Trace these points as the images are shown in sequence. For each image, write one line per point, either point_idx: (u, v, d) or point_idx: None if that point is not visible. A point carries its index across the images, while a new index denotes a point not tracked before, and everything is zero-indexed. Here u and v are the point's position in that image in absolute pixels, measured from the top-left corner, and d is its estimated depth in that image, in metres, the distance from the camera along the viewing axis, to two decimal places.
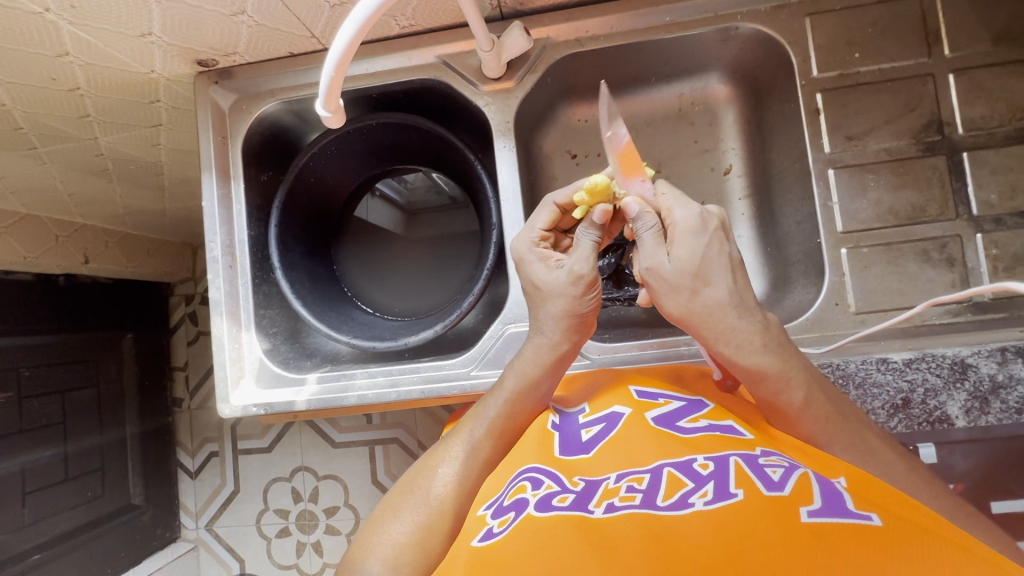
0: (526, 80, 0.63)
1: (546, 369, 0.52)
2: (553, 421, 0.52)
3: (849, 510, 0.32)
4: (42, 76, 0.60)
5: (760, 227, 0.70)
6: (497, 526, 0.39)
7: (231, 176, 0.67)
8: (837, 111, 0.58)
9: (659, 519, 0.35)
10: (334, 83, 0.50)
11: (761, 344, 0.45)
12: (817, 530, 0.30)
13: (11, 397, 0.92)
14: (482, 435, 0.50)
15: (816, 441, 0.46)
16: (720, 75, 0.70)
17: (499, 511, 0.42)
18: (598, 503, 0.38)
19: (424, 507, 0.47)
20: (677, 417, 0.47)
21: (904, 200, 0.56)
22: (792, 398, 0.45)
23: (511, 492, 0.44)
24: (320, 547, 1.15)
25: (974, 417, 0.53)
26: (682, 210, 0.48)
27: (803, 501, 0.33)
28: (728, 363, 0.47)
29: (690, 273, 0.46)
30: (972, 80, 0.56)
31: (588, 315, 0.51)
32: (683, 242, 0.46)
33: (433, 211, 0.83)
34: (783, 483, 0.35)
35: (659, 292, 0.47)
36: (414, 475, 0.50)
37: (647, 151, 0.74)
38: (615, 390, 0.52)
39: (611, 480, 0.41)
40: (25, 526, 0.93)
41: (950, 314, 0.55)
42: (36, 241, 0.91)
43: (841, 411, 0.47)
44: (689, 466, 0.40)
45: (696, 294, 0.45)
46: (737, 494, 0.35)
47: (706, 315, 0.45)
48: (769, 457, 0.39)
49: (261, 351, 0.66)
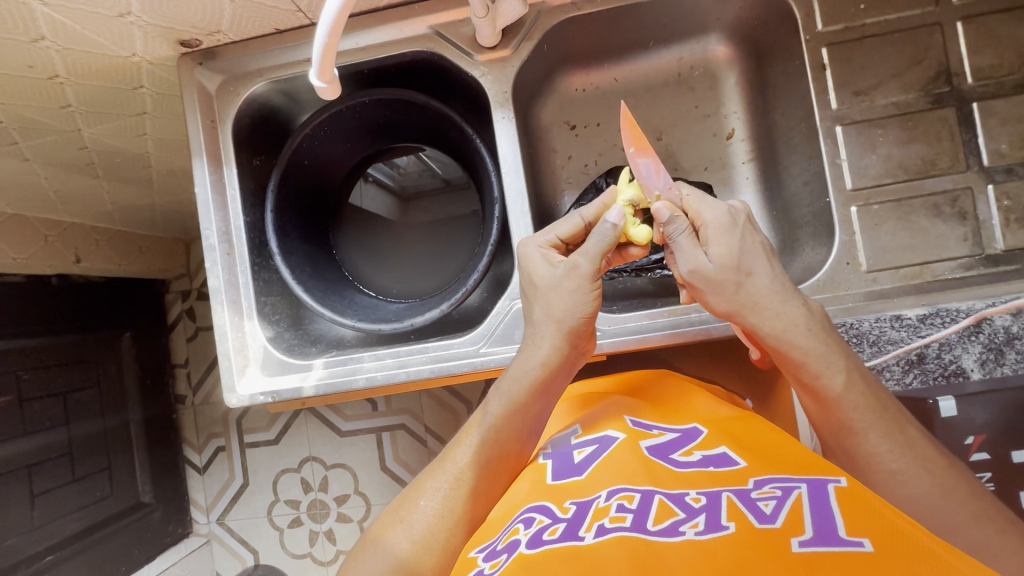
0: (522, 48, 0.61)
1: (531, 392, 0.51)
2: (547, 452, 0.50)
3: (840, 537, 0.32)
4: (19, 64, 0.58)
5: (766, 190, 0.69)
6: (488, 569, 0.36)
7: (223, 161, 0.65)
8: (843, 65, 0.56)
9: (648, 544, 0.34)
10: (326, 52, 0.48)
11: (804, 328, 0.48)
12: (809, 561, 0.30)
13: (12, 402, 0.91)
14: (465, 461, 0.49)
15: (853, 428, 0.47)
16: (720, 36, 0.68)
17: (491, 554, 0.38)
18: (589, 528, 0.37)
19: (410, 537, 0.46)
20: (670, 449, 0.45)
21: (914, 154, 0.55)
22: (831, 379, 0.47)
23: (504, 536, 0.40)
24: (333, 535, 1.15)
25: (990, 368, 0.53)
26: (712, 210, 0.50)
27: (795, 530, 0.33)
28: (777, 351, 0.49)
29: (733, 267, 0.48)
30: (981, 28, 0.54)
31: (583, 327, 0.51)
32: (719, 240, 0.49)
33: (425, 195, 0.80)
34: (775, 514, 0.34)
35: (705, 291, 0.50)
36: (396, 505, 0.50)
37: (647, 119, 0.72)
38: (609, 416, 0.51)
39: (602, 499, 0.40)
40: (35, 528, 0.93)
41: (962, 269, 0.54)
42: (25, 241, 0.89)
43: (855, 384, 0.47)
44: (682, 498, 0.38)
45: (741, 288, 0.48)
46: (728, 527, 0.34)
47: (756, 304, 0.48)
48: (761, 489, 0.37)
49: (264, 340, 0.65)
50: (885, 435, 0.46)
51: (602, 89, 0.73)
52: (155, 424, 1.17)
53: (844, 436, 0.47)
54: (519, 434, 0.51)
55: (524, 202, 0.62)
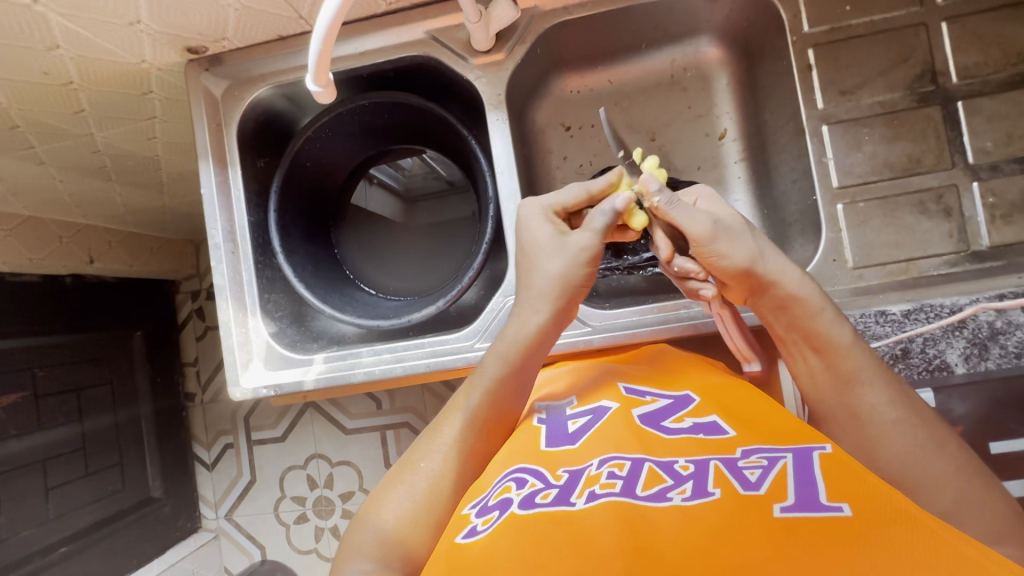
0: (515, 51, 0.63)
1: (525, 352, 0.52)
2: (540, 416, 0.51)
3: (821, 503, 0.33)
4: (35, 71, 0.61)
5: (758, 189, 0.70)
6: (480, 525, 0.38)
7: (228, 163, 0.68)
8: (830, 65, 0.58)
9: (637, 507, 0.35)
10: (321, 58, 0.50)
11: (808, 285, 0.50)
12: (789, 525, 0.32)
13: (27, 398, 0.94)
14: (466, 421, 0.51)
15: (859, 377, 0.48)
16: (711, 38, 0.70)
17: (482, 510, 0.40)
18: (580, 494, 0.38)
19: (411, 496, 0.47)
20: (662, 416, 0.47)
21: (899, 152, 0.56)
22: (841, 330, 0.49)
23: (495, 493, 0.42)
24: (338, 531, 1.17)
25: (974, 363, 0.54)
26: (697, 190, 0.54)
27: (777, 497, 0.34)
28: (791, 303, 0.49)
29: (741, 219, 0.50)
30: (965, 28, 0.55)
31: (579, 294, 0.52)
32: (719, 202, 0.52)
33: (431, 197, 0.84)
34: (760, 481, 0.36)
35: (729, 237, 0.49)
36: (395, 471, 0.51)
37: (641, 119, 0.74)
38: (606, 386, 0.52)
39: (594, 467, 0.41)
40: (50, 520, 0.96)
41: (948, 265, 0.55)
42: (40, 242, 0.93)
43: (858, 337, 0.49)
44: (670, 465, 0.39)
45: (755, 237, 0.50)
46: (714, 492, 0.35)
47: (769, 253, 0.49)
48: (748, 457, 0.39)
49: (267, 335, 0.67)
50: (881, 390, 0.47)
51: (596, 90, 0.74)
52: (165, 420, 1.20)
53: (846, 389, 0.48)
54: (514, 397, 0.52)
55: (518, 201, 0.63)
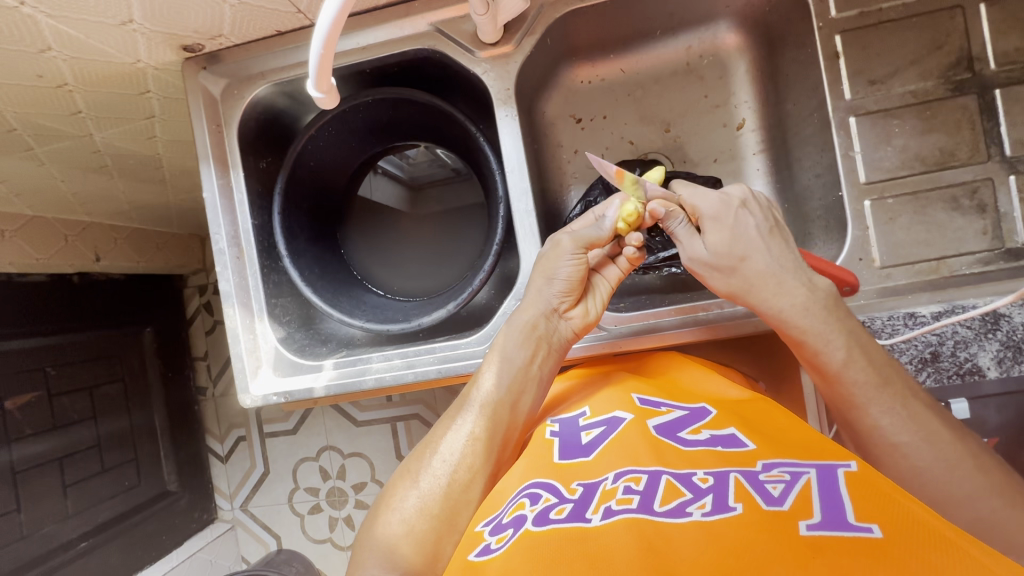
0: (525, 43, 0.60)
1: (519, 344, 0.55)
2: (553, 429, 0.50)
3: (848, 521, 0.32)
4: (28, 74, 0.59)
5: (778, 182, 0.68)
6: (494, 543, 0.37)
7: (230, 166, 0.66)
8: (858, 53, 0.54)
9: (655, 524, 0.34)
10: (323, 62, 0.47)
11: (804, 308, 0.48)
12: (815, 545, 0.30)
13: (41, 396, 0.95)
14: (463, 426, 0.51)
15: (854, 402, 0.48)
16: (729, 23, 0.67)
17: (497, 528, 0.40)
18: (596, 510, 0.37)
19: (413, 502, 0.48)
20: (679, 427, 0.45)
21: (932, 144, 0.53)
22: (831, 355, 0.48)
23: (510, 509, 0.41)
24: (351, 521, 1.18)
25: (1006, 367, 0.53)
26: (706, 198, 0.51)
27: (803, 515, 0.33)
28: (777, 327, 0.50)
29: (726, 253, 0.51)
30: (1005, 10, 0.52)
31: (566, 289, 0.55)
32: (714, 228, 0.51)
33: (438, 185, 0.81)
34: (783, 497, 0.34)
35: (704, 274, 0.52)
36: (402, 471, 0.52)
37: (655, 110, 0.71)
38: (618, 398, 0.51)
39: (609, 481, 0.40)
40: (70, 516, 0.97)
41: (981, 264, 0.53)
42: (46, 243, 0.91)
43: (856, 358, 0.47)
44: (689, 479, 0.38)
45: (736, 273, 0.51)
46: (735, 509, 0.34)
47: (749, 287, 0.50)
48: (769, 470, 0.37)
49: (276, 341, 0.66)
50: (888, 409, 0.46)
51: (608, 81, 0.71)
52: (179, 416, 1.20)
53: (847, 408, 0.49)
54: (512, 402, 0.53)
55: (529, 200, 0.61)
